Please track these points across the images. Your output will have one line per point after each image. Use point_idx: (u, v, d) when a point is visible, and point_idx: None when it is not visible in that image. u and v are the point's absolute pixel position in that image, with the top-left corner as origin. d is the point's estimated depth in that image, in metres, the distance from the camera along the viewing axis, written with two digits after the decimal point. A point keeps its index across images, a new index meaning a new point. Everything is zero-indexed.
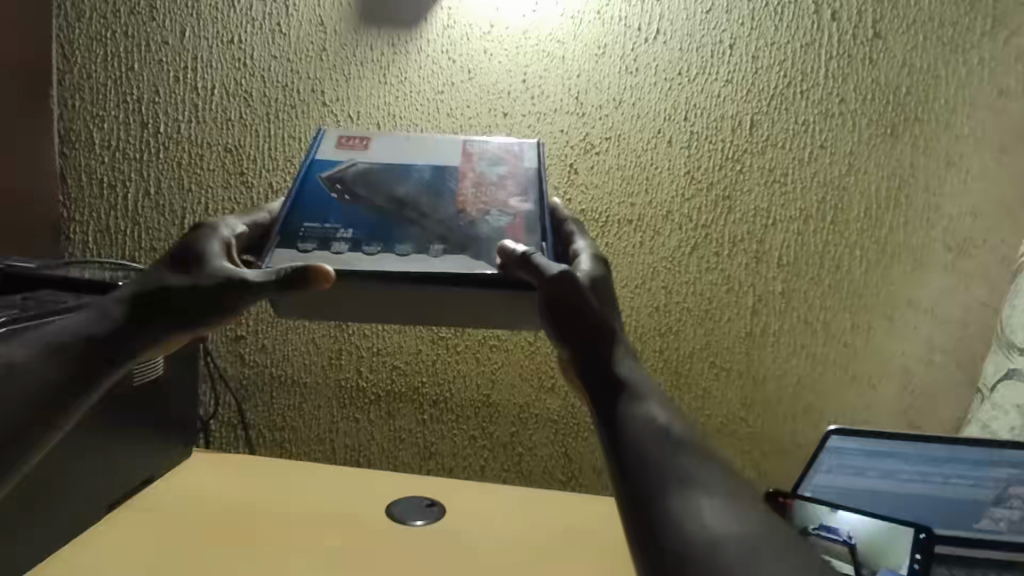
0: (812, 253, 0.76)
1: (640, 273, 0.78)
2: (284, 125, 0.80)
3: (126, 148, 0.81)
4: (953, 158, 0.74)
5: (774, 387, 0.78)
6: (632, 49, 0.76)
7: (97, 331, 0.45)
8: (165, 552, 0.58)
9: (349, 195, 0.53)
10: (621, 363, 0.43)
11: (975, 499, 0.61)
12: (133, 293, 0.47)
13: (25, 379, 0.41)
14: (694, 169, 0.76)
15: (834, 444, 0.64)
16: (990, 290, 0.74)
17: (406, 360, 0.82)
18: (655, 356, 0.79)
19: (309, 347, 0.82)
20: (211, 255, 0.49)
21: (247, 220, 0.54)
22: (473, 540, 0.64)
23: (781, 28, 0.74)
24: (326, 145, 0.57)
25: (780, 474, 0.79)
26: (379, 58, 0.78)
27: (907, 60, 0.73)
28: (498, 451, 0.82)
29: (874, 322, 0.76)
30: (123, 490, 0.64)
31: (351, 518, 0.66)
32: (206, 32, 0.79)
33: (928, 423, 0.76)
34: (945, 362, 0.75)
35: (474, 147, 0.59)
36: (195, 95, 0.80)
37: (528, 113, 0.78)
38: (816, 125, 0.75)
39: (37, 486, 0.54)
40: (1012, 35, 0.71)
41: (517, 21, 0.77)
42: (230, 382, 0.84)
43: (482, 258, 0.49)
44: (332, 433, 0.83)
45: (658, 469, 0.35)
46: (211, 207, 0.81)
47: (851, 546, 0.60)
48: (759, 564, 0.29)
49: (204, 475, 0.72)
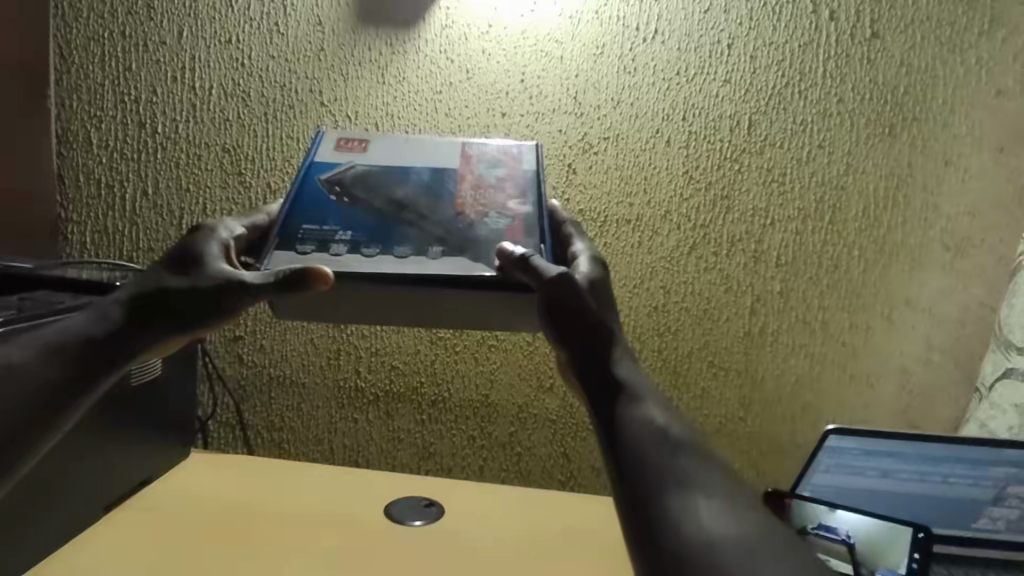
0: (811, 253, 0.76)
1: (638, 273, 0.78)
2: (282, 125, 0.80)
3: (124, 149, 0.81)
4: (951, 157, 0.74)
5: (773, 387, 0.78)
6: (631, 49, 0.76)
7: (95, 332, 0.45)
8: (164, 552, 0.58)
9: (348, 197, 0.53)
10: (620, 365, 0.43)
11: (972, 498, 0.62)
12: (132, 295, 0.47)
13: (24, 379, 0.42)
14: (692, 168, 0.76)
15: (833, 443, 0.63)
16: (988, 289, 0.74)
17: (405, 360, 0.82)
18: (654, 356, 0.79)
19: (307, 348, 0.82)
20: (210, 256, 0.49)
21: (246, 221, 0.54)
22: (472, 540, 0.64)
23: (779, 28, 0.74)
24: (325, 146, 0.57)
25: (778, 474, 0.79)
26: (377, 58, 0.78)
27: (906, 59, 0.73)
28: (497, 452, 0.82)
29: (872, 321, 0.76)
30: (122, 490, 0.64)
31: (350, 517, 0.66)
32: (204, 32, 0.79)
33: (927, 422, 0.76)
34: (943, 361, 0.75)
35: (473, 148, 0.59)
36: (192, 95, 0.80)
37: (527, 113, 0.78)
38: (814, 125, 0.75)
39: (37, 488, 0.54)
40: (1010, 35, 0.71)
41: (515, 21, 0.76)
42: (229, 382, 0.84)
43: (481, 260, 0.49)
44: (331, 434, 0.83)
45: (657, 470, 0.35)
46: (209, 207, 0.81)
47: (850, 545, 0.60)
48: (757, 564, 0.29)
49: (202, 475, 0.72)
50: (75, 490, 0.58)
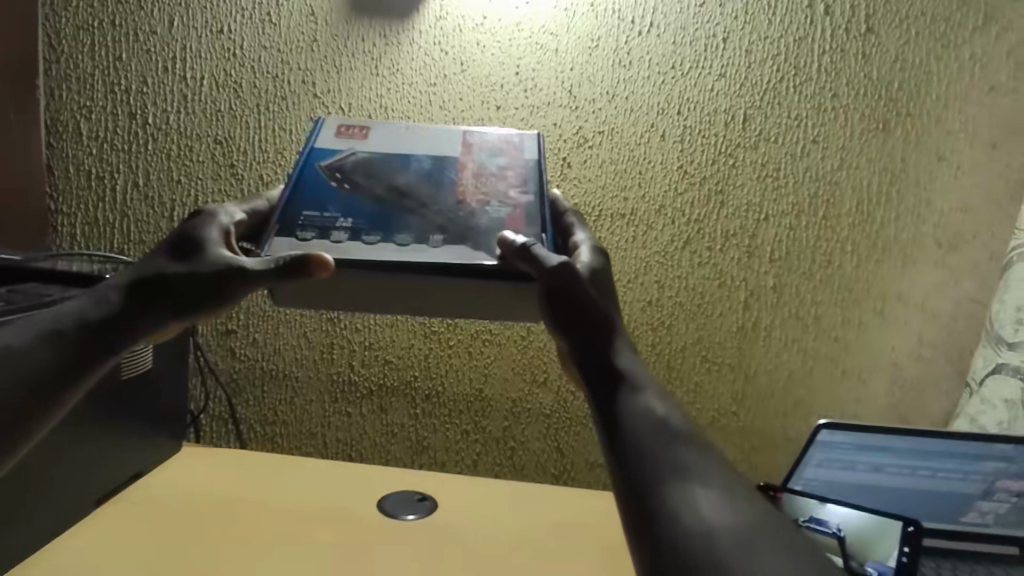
0: (804, 248, 0.76)
1: (633, 268, 0.78)
2: (275, 116, 0.79)
3: (115, 140, 0.80)
4: (944, 153, 0.74)
5: (765, 381, 0.79)
6: (626, 42, 0.76)
7: (91, 318, 0.45)
8: (160, 549, 0.57)
9: (349, 184, 0.53)
10: (621, 355, 0.43)
11: (962, 492, 0.63)
12: (133, 279, 0.47)
13: (20, 362, 0.42)
14: (686, 163, 0.77)
15: (823, 438, 0.63)
16: (980, 285, 0.74)
17: (398, 355, 0.81)
18: (648, 350, 0.79)
19: (300, 342, 0.82)
20: (210, 241, 0.48)
21: (246, 206, 0.53)
22: (466, 536, 0.63)
23: (774, 22, 0.74)
24: (325, 132, 0.57)
25: (770, 468, 0.80)
26: (371, 49, 0.78)
27: (900, 55, 0.73)
28: (491, 447, 0.82)
29: (864, 316, 0.77)
30: (112, 484, 0.63)
31: (344, 512, 0.65)
32: (196, 21, 0.78)
33: (917, 416, 0.77)
34: (934, 357, 0.76)
35: (473, 137, 0.58)
36: (184, 85, 0.79)
37: (522, 107, 0.77)
38: (809, 120, 0.75)
39: (27, 483, 0.53)
40: (1004, 31, 0.72)
41: (510, 13, 0.76)
42: (220, 376, 0.83)
43: (481, 249, 0.49)
44: (324, 428, 0.83)
45: (654, 460, 0.35)
46: (201, 198, 0.80)
47: (841, 538, 0.60)
48: (756, 555, 0.29)
49: (192, 471, 0.71)
50: (64, 486, 0.57)
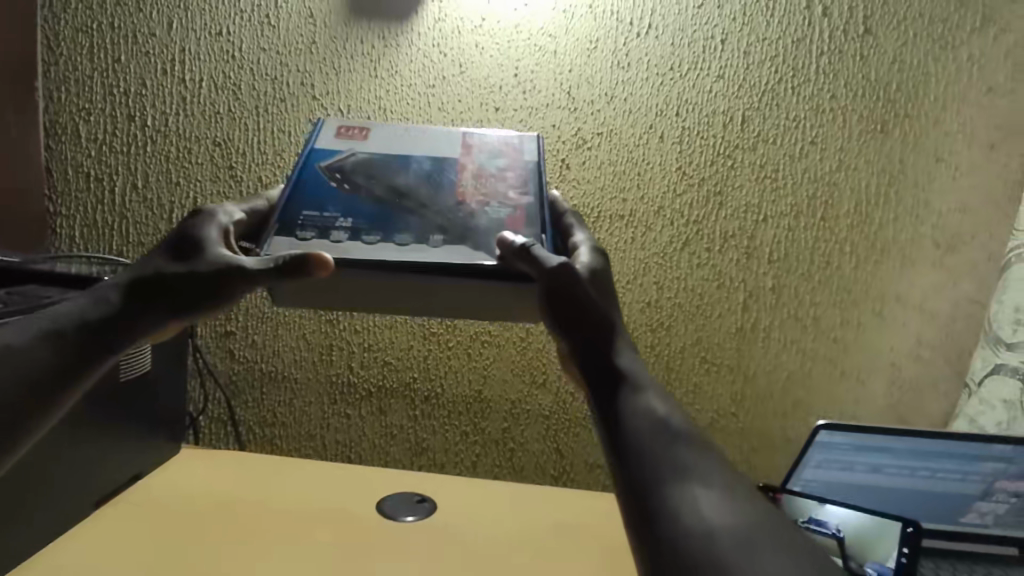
0: (803, 249, 0.77)
1: (632, 269, 0.78)
2: (274, 118, 0.79)
3: (114, 142, 0.80)
4: (943, 154, 0.74)
5: (764, 382, 0.79)
6: (624, 44, 0.76)
7: (91, 318, 0.45)
8: (160, 550, 0.57)
9: (348, 184, 0.53)
10: (621, 355, 0.43)
11: (961, 493, 0.63)
12: (133, 279, 0.47)
13: (20, 361, 0.42)
14: (685, 164, 0.77)
15: (822, 438, 0.63)
16: (978, 286, 0.74)
17: (397, 356, 0.81)
18: (647, 351, 0.79)
19: (299, 343, 0.82)
20: (210, 241, 0.48)
21: (245, 206, 0.53)
22: (466, 537, 0.63)
23: (772, 24, 0.74)
24: (325, 133, 0.57)
25: (770, 469, 0.80)
26: (370, 51, 0.78)
27: (898, 56, 0.74)
28: (491, 448, 0.82)
29: (863, 317, 0.77)
30: (112, 485, 0.63)
31: (343, 513, 0.65)
32: (194, 23, 0.78)
33: (916, 417, 0.77)
34: (933, 357, 0.76)
35: (473, 138, 0.58)
36: (183, 87, 0.79)
37: (520, 108, 0.78)
38: (807, 121, 0.75)
39: (26, 484, 0.52)
40: (1002, 33, 0.72)
41: (509, 14, 0.76)
42: (219, 378, 0.83)
43: (481, 249, 0.49)
44: (323, 430, 0.83)
45: (655, 460, 0.35)
46: (200, 200, 0.80)
47: (840, 539, 0.60)
48: (756, 555, 0.29)
49: (190, 472, 0.71)
50: (64, 487, 0.57)
